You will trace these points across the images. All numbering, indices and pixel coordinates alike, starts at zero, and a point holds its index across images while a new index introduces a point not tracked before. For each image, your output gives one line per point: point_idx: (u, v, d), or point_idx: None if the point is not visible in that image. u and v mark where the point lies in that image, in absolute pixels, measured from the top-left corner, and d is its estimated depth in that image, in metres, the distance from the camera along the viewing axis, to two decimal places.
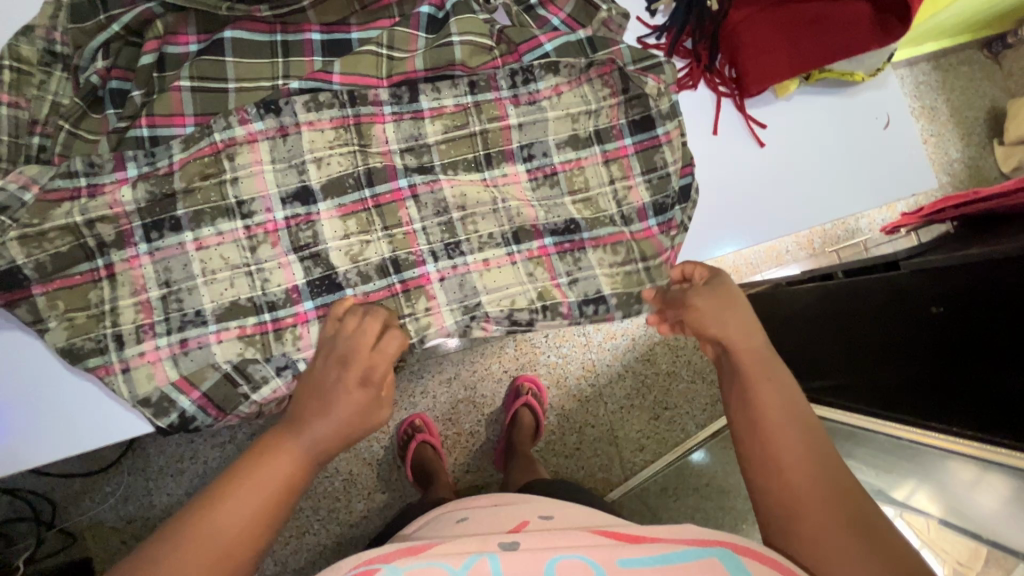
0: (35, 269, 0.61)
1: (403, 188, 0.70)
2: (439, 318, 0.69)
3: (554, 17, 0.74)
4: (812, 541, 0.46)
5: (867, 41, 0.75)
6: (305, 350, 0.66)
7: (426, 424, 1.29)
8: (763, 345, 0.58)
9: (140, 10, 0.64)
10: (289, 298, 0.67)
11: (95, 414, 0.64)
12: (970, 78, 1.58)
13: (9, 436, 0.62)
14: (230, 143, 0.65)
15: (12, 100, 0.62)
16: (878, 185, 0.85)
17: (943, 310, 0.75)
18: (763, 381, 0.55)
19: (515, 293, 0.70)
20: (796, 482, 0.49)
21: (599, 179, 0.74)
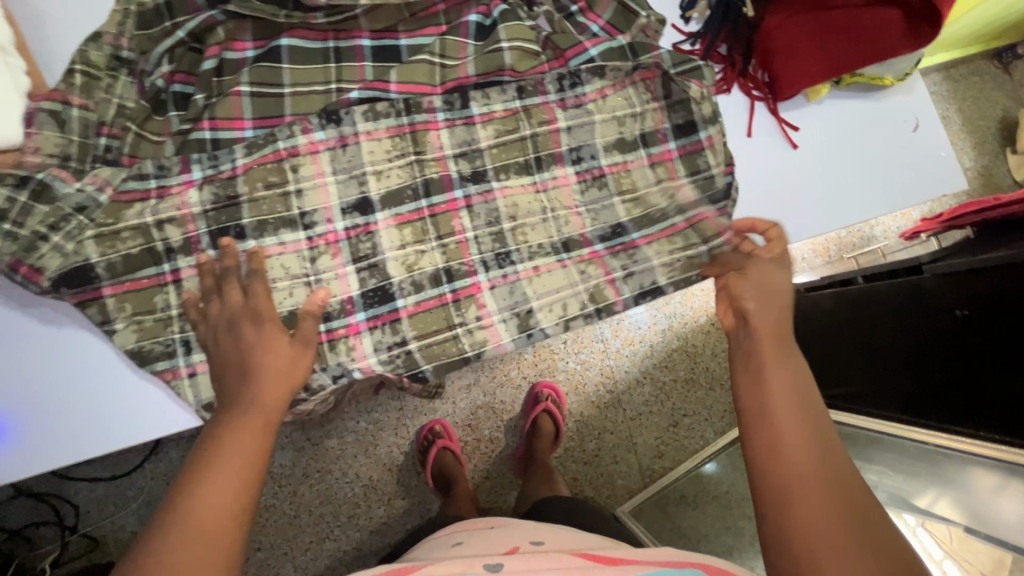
0: (106, 269, 0.63)
1: (458, 198, 0.72)
2: (493, 333, 0.71)
3: (593, 24, 0.76)
4: (805, 529, 0.46)
5: (896, 47, 0.76)
6: (359, 360, 0.68)
7: (445, 432, 1.29)
8: (784, 341, 0.61)
9: (203, 17, 0.67)
10: (343, 309, 0.68)
11: (148, 406, 0.65)
12: (980, 88, 1.60)
13: (68, 428, 0.64)
14: (293, 152, 0.69)
15: (82, 103, 0.63)
16: (904, 189, 0.86)
17: (966, 313, 0.76)
18: (778, 373, 0.57)
19: (566, 300, 0.73)
20: (796, 470, 0.50)
21: (647, 181, 0.77)
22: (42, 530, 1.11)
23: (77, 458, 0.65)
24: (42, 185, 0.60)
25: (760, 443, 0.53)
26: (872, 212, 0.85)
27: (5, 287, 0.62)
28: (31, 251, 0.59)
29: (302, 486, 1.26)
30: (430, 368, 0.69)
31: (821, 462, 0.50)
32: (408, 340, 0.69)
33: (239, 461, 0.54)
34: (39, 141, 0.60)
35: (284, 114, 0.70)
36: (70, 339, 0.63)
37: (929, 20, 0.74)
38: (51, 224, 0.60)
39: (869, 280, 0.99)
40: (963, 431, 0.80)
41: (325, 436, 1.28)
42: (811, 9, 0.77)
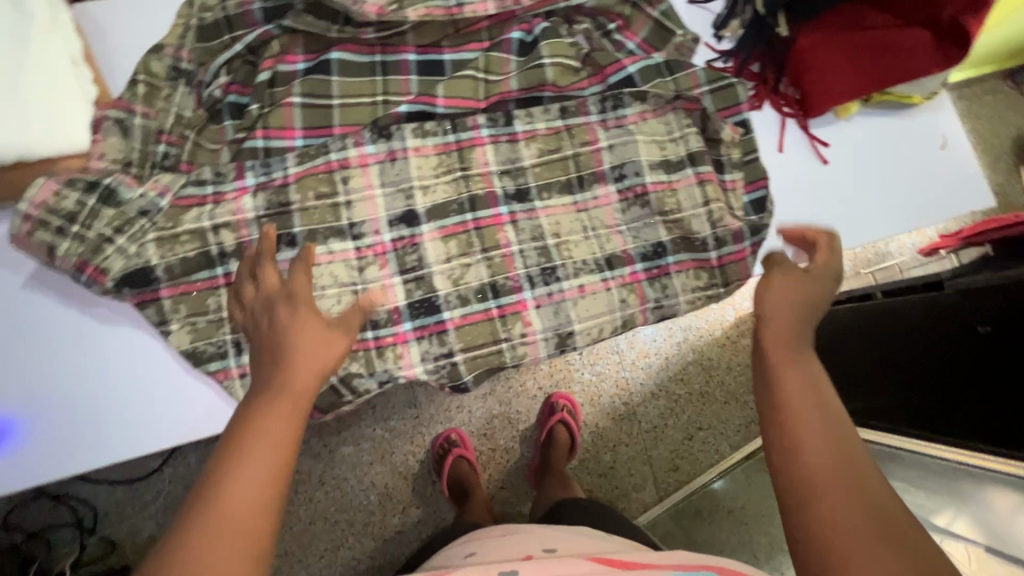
0: (165, 271, 0.64)
1: (502, 215, 0.74)
2: (534, 348, 0.73)
3: (629, 42, 0.79)
4: (839, 549, 0.39)
5: (926, 65, 0.78)
6: (406, 368, 0.70)
7: (461, 441, 1.29)
8: (804, 330, 0.53)
9: (260, 32, 0.71)
10: (390, 319, 0.70)
11: (191, 407, 0.67)
12: (994, 107, 1.62)
13: (113, 428, 0.65)
14: (344, 164, 0.72)
15: (144, 111, 0.66)
16: (931, 205, 0.87)
17: (988, 330, 0.76)
18: (797, 365, 0.50)
19: (604, 324, 0.74)
20: (830, 479, 0.42)
21: (693, 201, 0.77)
22: (62, 532, 1.12)
23: (118, 459, 0.66)
24: (109, 190, 0.63)
25: (785, 447, 0.45)
26: (896, 229, 0.86)
27: (68, 287, 0.64)
28: (96, 253, 0.62)
29: (318, 492, 1.27)
30: (471, 378, 0.72)
31: (854, 470, 0.42)
32: (454, 351, 0.71)
33: (258, 446, 0.45)
34: (104, 148, 0.63)
35: (333, 124, 0.73)
36: (126, 338, 0.65)
37: (958, 42, 0.75)
38: (115, 227, 0.63)
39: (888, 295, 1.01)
40: (979, 446, 0.81)
41: (340, 443, 1.29)
42: (844, 28, 0.78)
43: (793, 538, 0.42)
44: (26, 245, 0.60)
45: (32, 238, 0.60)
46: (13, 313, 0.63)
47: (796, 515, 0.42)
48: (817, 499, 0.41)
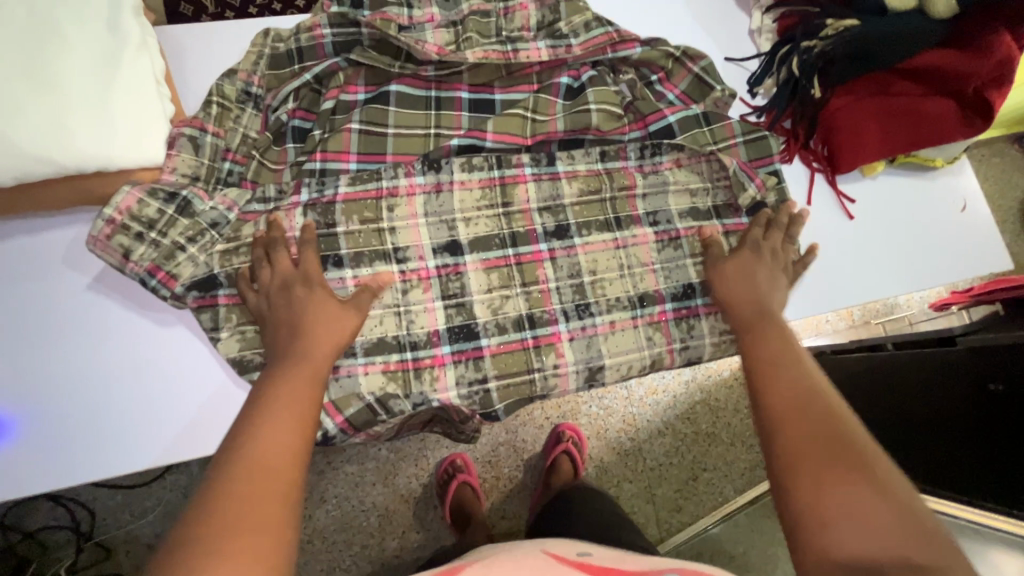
0: (227, 278, 0.67)
1: (542, 251, 0.77)
2: (564, 381, 0.73)
3: (669, 92, 0.85)
4: (793, 453, 0.50)
5: (952, 132, 0.82)
6: (440, 392, 0.70)
7: (465, 466, 1.28)
8: (762, 307, 0.70)
9: (330, 63, 0.75)
10: (430, 340, 0.71)
11: (222, 417, 0.67)
12: (1002, 169, 1.68)
13: (142, 433, 0.65)
14: (394, 192, 0.75)
15: (215, 131, 0.70)
16: (953, 264, 0.90)
17: (1002, 389, 0.78)
18: (765, 343, 0.65)
19: (634, 360, 0.75)
20: (788, 411, 0.55)
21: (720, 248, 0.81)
22: (56, 535, 1.11)
23: (140, 466, 0.66)
24: (185, 202, 0.66)
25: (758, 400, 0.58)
26: (919, 284, 0.89)
27: (126, 289, 0.67)
28: (169, 259, 0.64)
29: (318, 509, 1.26)
30: (502, 408, 0.72)
31: (810, 404, 0.54)
32: (488, 378, 0.72)
33: (289, 404, 0.56)
34: (177, 162, 0.67)
35: (386, 152, 0.77)
36: (178, 343, 0.67)
37: (980, 110, 0.80)
38: (188, 237, 0.65)
39: (899, 346, 1.02)
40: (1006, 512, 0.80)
41: (345, 460, 1.29)
42: (875, 93, 0.83)
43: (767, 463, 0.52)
44: (102, 247, 0.63)
45: (111, 241, 0.63)
46: (68, 310, 0.66)
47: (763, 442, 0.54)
48: (778, 425, 0.54)
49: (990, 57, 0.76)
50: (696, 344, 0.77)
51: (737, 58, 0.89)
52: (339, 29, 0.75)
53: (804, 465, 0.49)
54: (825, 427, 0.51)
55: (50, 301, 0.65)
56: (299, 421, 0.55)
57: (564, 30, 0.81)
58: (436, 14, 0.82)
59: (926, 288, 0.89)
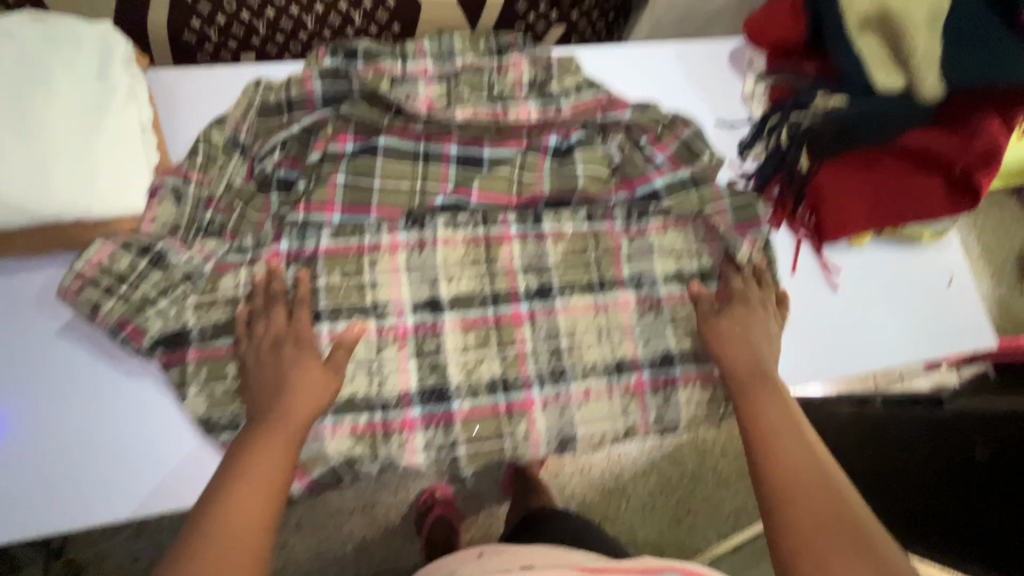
0: (198, 333, 0.66)
1: (522, 311, 0.76)
2: (535, 447, 0.72)
3: (659, 154, 0.83)
4: (809, 549, 0.53)
5: (938, 209, 0.81)
6: (408, 456, 0.69)
7: (444, 496, 1.24)
8: (761, 365, 0.71)
9: (318, 116, 0.76)
10: (400, 402, 0.70)
11: (180, 473, 0.66)
12: (1000, 220, 1.67)
13: (98, 487, 0.64)
14: (375, 248, 0.75)
15: (199, 179, 0.71)
16: (938, 340, 0.88)
17: (986, 457, 0.83)
18: (771, 412, 0.66)
19: (607, 429, 0.74)
20: (799, 501, 0.57)
21: None
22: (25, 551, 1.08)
23: (93, 522, 0.64)
24: (159, 255, 0.66)
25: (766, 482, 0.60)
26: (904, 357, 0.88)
27: (94, 336, 0.66)
28: (139, 312, 0.65)
29: (294, 536, 1.24)
30: (470, 472, 0.71)
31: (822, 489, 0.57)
32: (458, 443, 0.71)
33: (263, 463, 0.57)
34: (158, 212, 0.67)
35: (371, 204, 0.77)
36: (144, 397, 0.66)
37: (966, 189, 0.79)
38: (160, 289, 0.66)
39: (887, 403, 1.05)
40: None
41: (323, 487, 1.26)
42: (862, 166, 0.82)
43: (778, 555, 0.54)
44: (72, 299, 0.64)
45: (81, 295, 0.64)
46: (34, 355, 0.65)
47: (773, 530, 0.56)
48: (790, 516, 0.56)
49: (975, 142, 0.76)
50: (671, 415, 0.76)
51: (728, 122, 0.89)
52: (330, 81, 0.76)
53: (826, 569, 0.51)
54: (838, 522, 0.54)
55: (23, 352, 0.65)
56: (270, 492, 0.55)
57: (554, 91, 0.82)
58: (430, 67, 0.84)
59: (911, 361, 0.88)
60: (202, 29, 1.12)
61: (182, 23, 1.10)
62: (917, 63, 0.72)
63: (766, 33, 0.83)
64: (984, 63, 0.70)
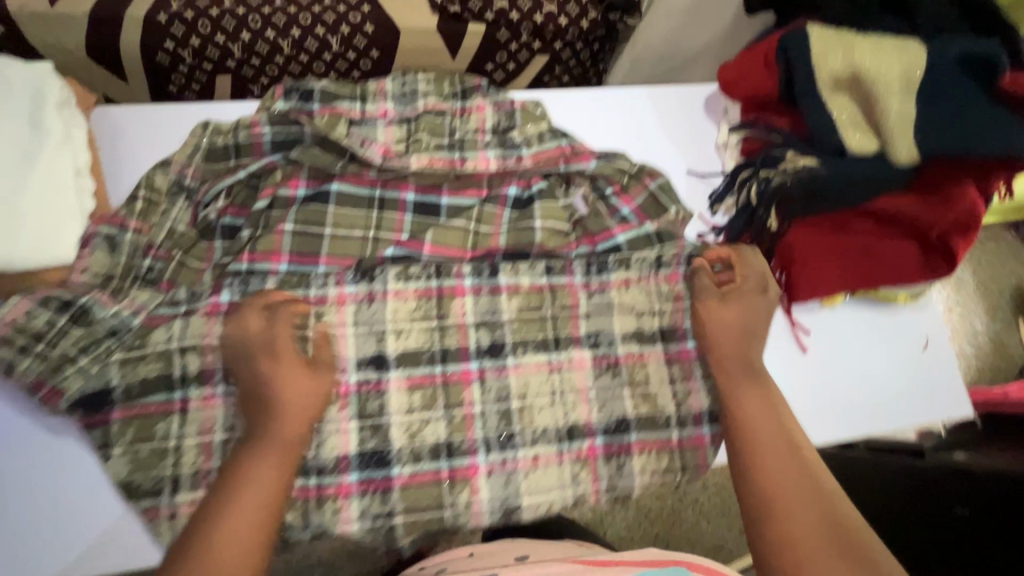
0: (123, 392, 0.64)
1: (472, 370, 0.74)
2: (477, 517, 0.70)
3: (624, 207, 0.81)
4: (794, 551, 0.56)
5: (914, 274, 0.77)
6: (342, 524, 0.67)
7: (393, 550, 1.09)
8: (749, 347, 0.71)
9: (267, 161, 0.74)
10: (338, 466, 0.68)
11: (102, 535, 0.63)
12: (996, 255, 1.62)
13: (17, 550, 0.62)
14: (321, 302, 0.71)
15: (137, 227, 0.68)
16: (911, 409, 0.83)
17: (968, 512, 0.86)
18: (755, 405, 0.68)
19: (555, 498, 0.72)
20: (779, 492, 0.60)
21: (660, 378, 0.77)
22: None
23: None
24: (82, 309, 0.63)
25: (748, 473, 0.63)
26: (874, 426, 0.83)
27: (9, 393, 0.63)
28: (56, 373, 0.61)
29: None
30: (407, 543, 0.69)
31: (803, 486, 0.61)
32: (395, 512, 0.68)
33: (263, 491, 0.57)
34: (88, 262, 0.64)
35: (320, 253, 0.74)
36: (66, 460, 0.63)
37: (946, 255, 0.75)
38: (80, 347, 0.62)
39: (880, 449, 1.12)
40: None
41: None
42: (834, 227, 0.78)
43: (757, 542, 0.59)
44: None
45: None
46: None
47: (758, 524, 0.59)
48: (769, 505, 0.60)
49: (952, 207, 0.71)
50: (623, 483, 0.74)
51: (700, 172, 0.86)
52: (280, 127, 0.74)
53: (810, 563, 0.55)
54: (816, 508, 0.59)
55: None
56: (252, 529, 0.55)
57: (516, 139, 0.79)
58: (391, 110, 0.81)
59: (881, 430, 0.83)
60: (176, 51, 1.11)
61: (155, 46, 1.09)
62: (891, 128, 0.68)
63: (740, 86, 0.79)
64: (963, 132, 0.65)
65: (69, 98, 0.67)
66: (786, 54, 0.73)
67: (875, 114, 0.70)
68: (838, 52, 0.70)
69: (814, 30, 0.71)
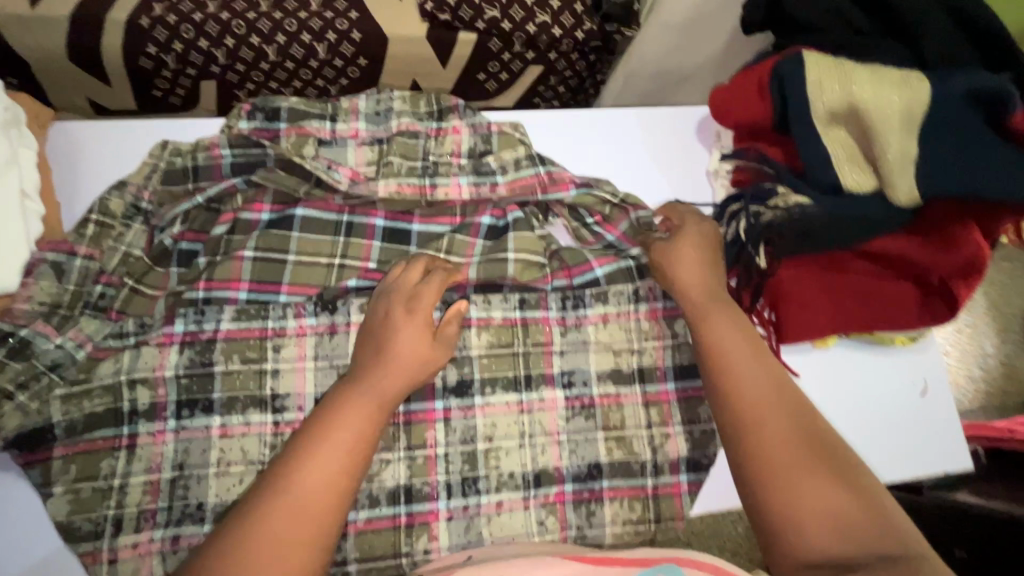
0: (65, 428, 0.61)
1: (437, 409, 0.70)
2: None
3: (609, 234, 0.77)
4: (777, 473, 0.58)
5: (912, 319, 0.72)
6: None
7: None
8: (715, 283, 0.70)
9: (225, 185, 0.70)
10: None
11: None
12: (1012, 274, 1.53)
13: None
14: (279, 333, 0.68)
15: (88, 252, 0.65)
16: (909, 460, 0.77)
17: (966, 555, 0.84)
18: (723, 334, 0.66)
19: None
20: (763, 429, 0.61)
21: (636, 420, 0.73)
22: None
23: None
24: (22, 342, 0.61)
25: (729, 412, 0.63)
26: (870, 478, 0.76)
27: None
28: None
29: None
30: None
31: (779, 411, 0.62)
32: (349, 560, 0.66)
33: (347, 426, 0.59)
34: (33, 290, 0.62)
35: (282, 281, 0.70)
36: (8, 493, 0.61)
37: (947, 299, 0.70)
38: (20, 382, 0.61)
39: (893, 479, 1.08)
40: None
41: None
42: (827, 265, 0.72)
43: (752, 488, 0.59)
44: None
45: None
46: None
47: (746, 472, 0.60)
48: (756, 452, 0.60)
49: (956, 252, 0.66)
50: (593, 531, 0.71)
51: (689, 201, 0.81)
52: (240, 150, 0.71)
53: (801, 487, 0.57)
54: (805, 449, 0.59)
55: None
56: (344, 457, 0.58)
57: (491, 165, 0.76)
58: (362, 130, 0.76)
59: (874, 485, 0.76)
60: (160, 57, 1.03)
61: (138, 50, 1.01)
62: (890, 166, 0.63)
63: (730, 113, 0.74)
64: (968, 175, 0.60)
65: (14, 118, 0.65)
66: (780, 81, 0.68)
67: (872, 150, 0.65)
68: (834, 83, 0.65)
69: (809, 57, 0.67)
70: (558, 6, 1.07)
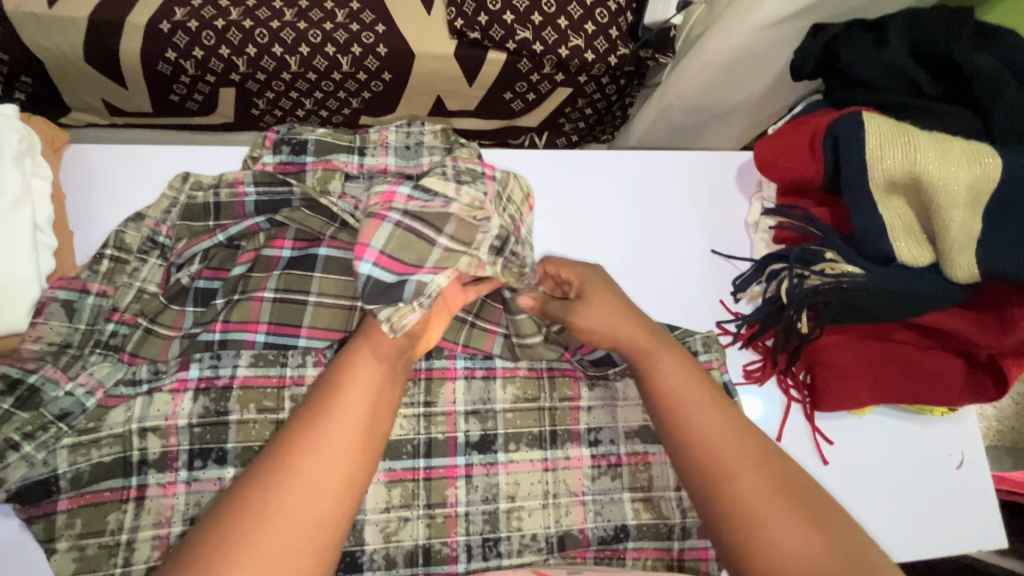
0: (71, 480, 0.58)
1: (458, 466, 0.68)
2: None
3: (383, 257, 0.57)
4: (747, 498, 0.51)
5: (956, 394, 0.69)
6: None
7: None
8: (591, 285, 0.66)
9: (248, 223, 0.67)
10: None
11: None
12: None
13: None
14: (297, 380, 0.64)
15: (101, 289, 0.62)
16: (944, 536, 0.74)
17: None
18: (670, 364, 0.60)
19: None
20: (720, 454, 0.53)
21: (665, 482, 0.69)
22: None
23: None
24: (31, 390, 0.58)
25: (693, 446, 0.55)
26: (905, 553, 0.73)
27: None
28: None
29: None
30: None
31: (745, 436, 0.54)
32: None
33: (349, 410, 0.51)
34: (43, 330, 0.59)
35: (302, 324, 0.66)
36: (13, 543, 0.58)
37: (994, 376, 0.67)
38: (25, 432, 0.57)
39: None
40: None
41: None
42: (870, 335, 0.70)
43: (710, 513, 0.52)
44: None
45: None
46: None
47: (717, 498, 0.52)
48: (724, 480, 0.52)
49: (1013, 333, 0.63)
50: None
51: (725, 253, 0.79)
52: (265, 187, 0.66)
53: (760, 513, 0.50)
54: (769, 461, 0.53)
55: None
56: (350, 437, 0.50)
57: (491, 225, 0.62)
58: (391, 164, 0.72)
59: (906, 561, 0.73)
60: (179, 62, 0.96)
61: (156, 55, 0.95)
62: (952, 241, 0.59)
63: (780, 168, 0.71)
64: None
65: (28, 147, 0.62)
66: (835, 141, 0.65)
67: (932, 224, 0.62)
68: (898, 149, 0.61)
69: (871, 118, 0.63)
70: (593, 30, 0.98)
